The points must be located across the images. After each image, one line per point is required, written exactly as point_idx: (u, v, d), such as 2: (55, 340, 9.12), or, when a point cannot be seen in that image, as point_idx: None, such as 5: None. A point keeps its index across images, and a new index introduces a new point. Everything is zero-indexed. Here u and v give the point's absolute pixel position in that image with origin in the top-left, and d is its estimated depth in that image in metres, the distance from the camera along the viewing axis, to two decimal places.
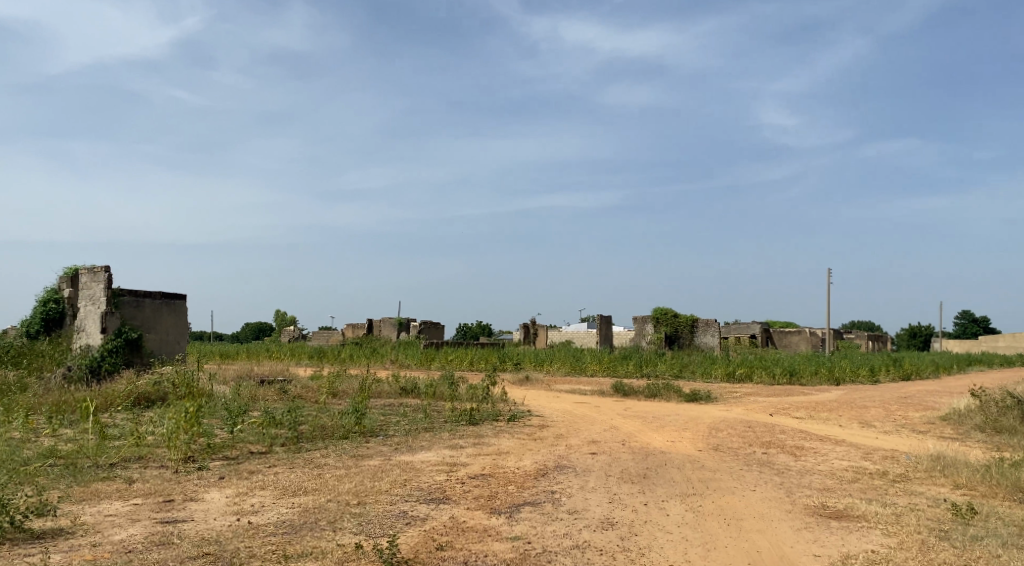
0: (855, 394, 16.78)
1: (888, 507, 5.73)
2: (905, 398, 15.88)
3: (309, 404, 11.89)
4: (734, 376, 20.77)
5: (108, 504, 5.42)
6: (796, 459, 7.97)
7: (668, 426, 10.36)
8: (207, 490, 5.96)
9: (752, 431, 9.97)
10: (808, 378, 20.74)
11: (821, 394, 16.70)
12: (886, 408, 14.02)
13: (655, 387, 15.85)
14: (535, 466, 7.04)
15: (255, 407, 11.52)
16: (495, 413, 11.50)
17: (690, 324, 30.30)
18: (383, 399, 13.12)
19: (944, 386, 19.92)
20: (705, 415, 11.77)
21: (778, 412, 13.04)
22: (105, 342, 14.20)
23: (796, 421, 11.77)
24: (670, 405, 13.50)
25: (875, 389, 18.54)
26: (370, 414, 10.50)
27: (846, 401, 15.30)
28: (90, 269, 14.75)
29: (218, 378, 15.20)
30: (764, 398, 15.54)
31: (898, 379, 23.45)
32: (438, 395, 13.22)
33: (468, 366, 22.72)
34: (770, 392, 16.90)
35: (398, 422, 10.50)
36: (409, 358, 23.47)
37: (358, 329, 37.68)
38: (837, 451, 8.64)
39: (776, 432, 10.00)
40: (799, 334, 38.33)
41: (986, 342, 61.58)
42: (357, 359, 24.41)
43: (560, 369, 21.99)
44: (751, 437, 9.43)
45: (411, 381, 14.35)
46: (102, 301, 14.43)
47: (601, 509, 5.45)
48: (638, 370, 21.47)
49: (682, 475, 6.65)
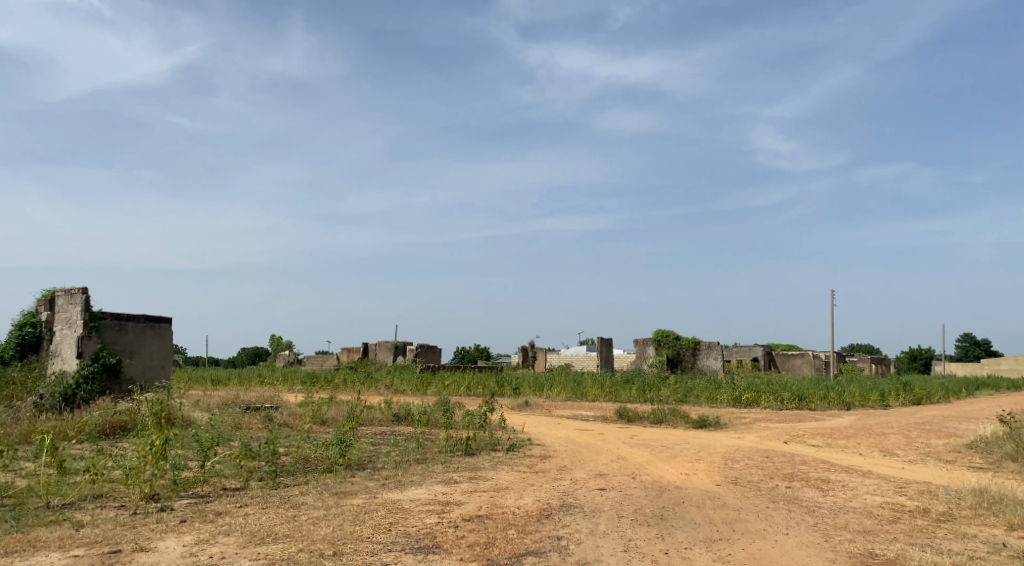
0: (869, 420, 15.99)
1: (944, 555, 5.01)
2: (924, 424, 15.14)
3: (295, 433, 11.13)
4: (741, 401, 20.04)
5: (43, 557, 4.68)
6: (826, 494, 7.21)
7: (679, 456, 9.60)
8: (162, 538, 5.22)
9: (770, 461, 9.22)
10: (818, 403, 19.95)
11: (834, 420, 15.95)
12: (906, 435, 13.25)
13: (661, 412, 15.09)
14: (537, 505, 6.28)
15: (236, 438, 10.76)
16: (493, 442, 10.76)
17: (693, 346, 29.55)
18: (373, 427, 12.38)
19: (959, 411, 19.15)
20: (718, 444, 11.03)
21: (793, 440, 12.26)
22: (82, 368, 13.47)
23: (813, 449, 11.03)
24: (678, 432, 12.78)
25: (888, 413, 17.73)
26: (358, 445, 9.76)
27: (862, 427, 14.51)
28: (67, 291, 14.04)
29: (200, 405, 14.43)
30: (776, 424, 14.78)
31: (910, 403, 22.70)
32: (432, 422, 12.47)
33: (466, 392, 21.93)
34: (781, 418, 16.14)
35: (388, 453, 9.77)
36: (404, 383, 22.68)
37: (353, 353, 36.88)
38: (867, 485, 7.88)
39: (797, 462, 9.25)
40: (802, 356, 37.59)
41: (989, 365, 60.82)
42: (352, 384, 23.61)
43: (560, 394, 21.21)
44: (771, 468, 8.67)
45: (404, 408, 13.61)
46: (79, 324, 13.70)
47: (615, 561, 4.72)
48: (641, 395, 20.67)
49: (703, 516, 5.91)
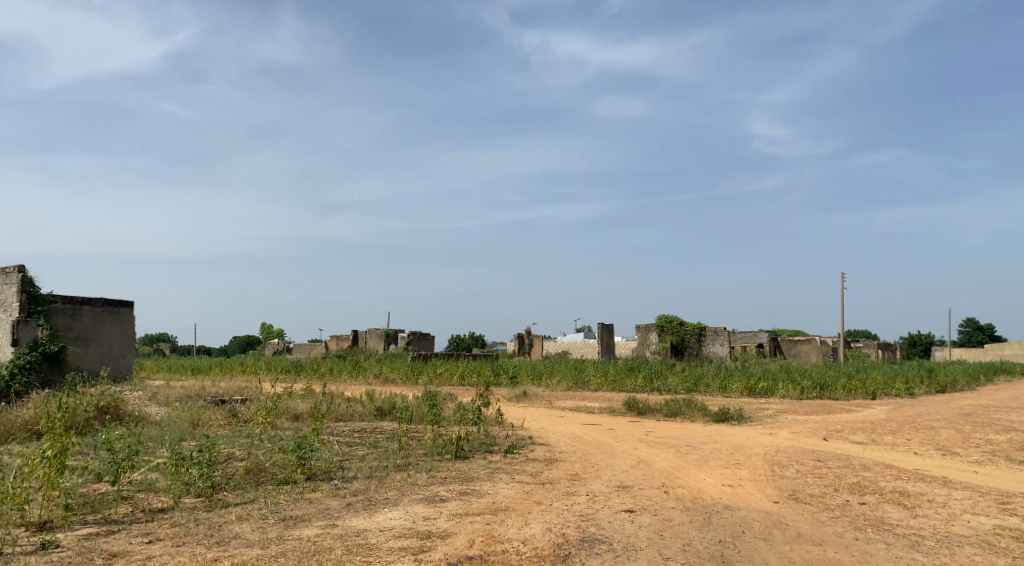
0: (905, 411, 14.36)
1: None
2: (969, 416, 13.53)
3: (255, 430, 9.48)
4: (756, 390, 18.52)
5: None
6: (916, 517, 5.60)
7: (712, 460, 7.98)
8: None
9: (824, 466, 7.61)
10: (840, 392, 18.36)
11: (867, 412, 14.35)
12: (958, 429, 11.61)
13: (676, 404, 13.53)
14: (548, 540, 4.67)
15: (183, 443, 9.10)
16: (489, 441, 9.13)
17: (698, 332, 28.00)
18: (350, 424, 10.76)
19: (993, 400, 17.53)
20: (752, 443, 9.45)
21: (832, 436, 10.64)
22: (18, 356, 11.78)
23: (862, 448, 9.45)
24: (699, 428, 11.20)
25: (922, 404, 16.12)
26: (324, 449, 8.11)
27: (904, 420, 12.88)
28: (2, 270, 12.42)
29: (158, 398, 12.79)
30: (806, 417, 13.20)
31: (935, 392, 21.15)
32: (418, 418, 10.83)
33: (459, 381, 20.36)
34: (808, 409, 14.52)
35: (364, 459, 8.13)
36: (395, 372, 21.09)
37: (342, 342, 35.32)
38: (960, 499, 6.27)
39: (858, 466, 7.65)
40: (810, 342, 35.94)
41: (993, 350, 59.35)
42: (338, 374, 22.04)
43: (560, 383, 19.63)
44: (830, 476, 7.04)
45: (389, 400, 12.04)
46: (15, 307, 12.07)
47: None
48: (648, 384, 19.10)
49: (778, 558, 4.31)
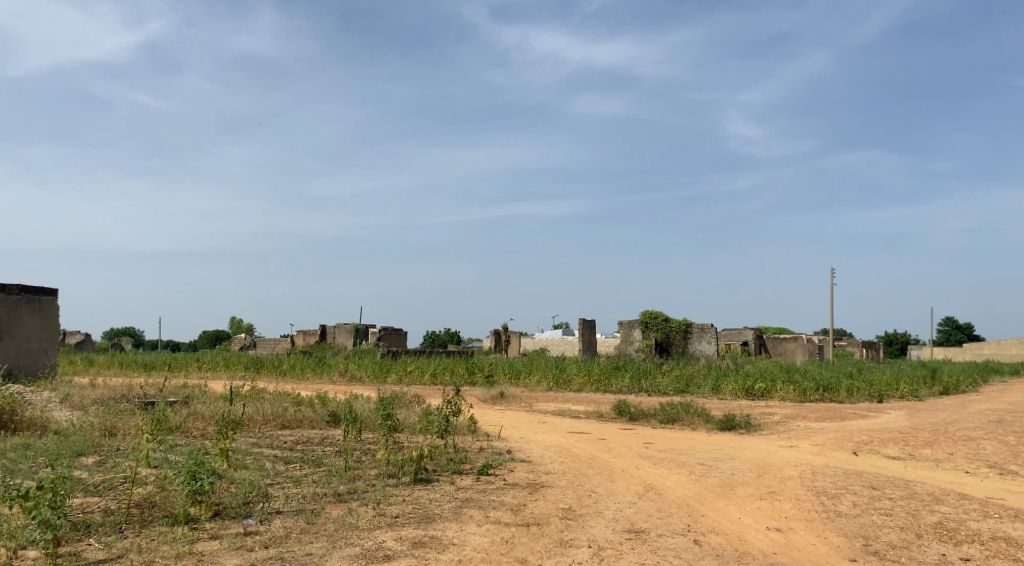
0: (926, 418, 12.83)
1: None
2: (1000, 424, 12.01)
3: (168, 445, 7.64)
4: (753, 391, 16.97)
5: None
6: None
7: (740, 487, 6.30)
8: None
9: (885, 496, 5.95)
10: (844, 395, 16.82)
11: (884, 418, 12.81)
12: (1001, 441, 10.03)
13: (673, 409, 11.87)
14: None
15: (70, 460, 7.23)
16: (458, 458, 7.39)
17: (683, 329, 26.42)
18: (292, 434, 8.96)
19: (1010, 404, 16.13)
20: (778, 461, 7.78)
21: (863, 451, 9.03)
22: None
23: (908, 468, 7.82)
24: (706, 439, 9.55)
25: (940, 408, 14.64)
26: (242, 475, 6.30)
27: (933, 428, 11.32)
28: None
29: (72, 400, 10.85)
30: (820, 425, 11.62)
31: (940, 394, 19.73)
32: (376, 427, 9.04)
33: (431, 380, 18.61)
34: (819, 415, 12.95)
35: (297, 483, 6.34)
36: (362, 369, 19.32)
37: (309, 337, 33.41)
38: None
39: (926, 497, 6.00)
40: (796, 341, 34.53)
41: (973, 349, 58.63)
42: (300, 372, 20.20)
43: (540, 384, 17.97)
44: (902, 514, 5.38)
45: (345, 404, 10.31)
46: None
47: None
48: (635, 384, 17.46)
49: None
